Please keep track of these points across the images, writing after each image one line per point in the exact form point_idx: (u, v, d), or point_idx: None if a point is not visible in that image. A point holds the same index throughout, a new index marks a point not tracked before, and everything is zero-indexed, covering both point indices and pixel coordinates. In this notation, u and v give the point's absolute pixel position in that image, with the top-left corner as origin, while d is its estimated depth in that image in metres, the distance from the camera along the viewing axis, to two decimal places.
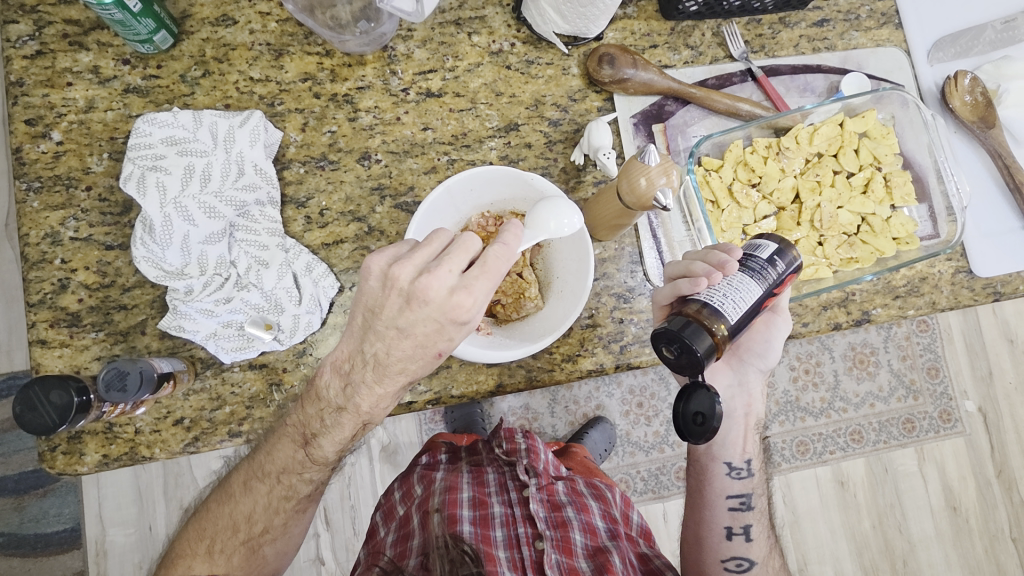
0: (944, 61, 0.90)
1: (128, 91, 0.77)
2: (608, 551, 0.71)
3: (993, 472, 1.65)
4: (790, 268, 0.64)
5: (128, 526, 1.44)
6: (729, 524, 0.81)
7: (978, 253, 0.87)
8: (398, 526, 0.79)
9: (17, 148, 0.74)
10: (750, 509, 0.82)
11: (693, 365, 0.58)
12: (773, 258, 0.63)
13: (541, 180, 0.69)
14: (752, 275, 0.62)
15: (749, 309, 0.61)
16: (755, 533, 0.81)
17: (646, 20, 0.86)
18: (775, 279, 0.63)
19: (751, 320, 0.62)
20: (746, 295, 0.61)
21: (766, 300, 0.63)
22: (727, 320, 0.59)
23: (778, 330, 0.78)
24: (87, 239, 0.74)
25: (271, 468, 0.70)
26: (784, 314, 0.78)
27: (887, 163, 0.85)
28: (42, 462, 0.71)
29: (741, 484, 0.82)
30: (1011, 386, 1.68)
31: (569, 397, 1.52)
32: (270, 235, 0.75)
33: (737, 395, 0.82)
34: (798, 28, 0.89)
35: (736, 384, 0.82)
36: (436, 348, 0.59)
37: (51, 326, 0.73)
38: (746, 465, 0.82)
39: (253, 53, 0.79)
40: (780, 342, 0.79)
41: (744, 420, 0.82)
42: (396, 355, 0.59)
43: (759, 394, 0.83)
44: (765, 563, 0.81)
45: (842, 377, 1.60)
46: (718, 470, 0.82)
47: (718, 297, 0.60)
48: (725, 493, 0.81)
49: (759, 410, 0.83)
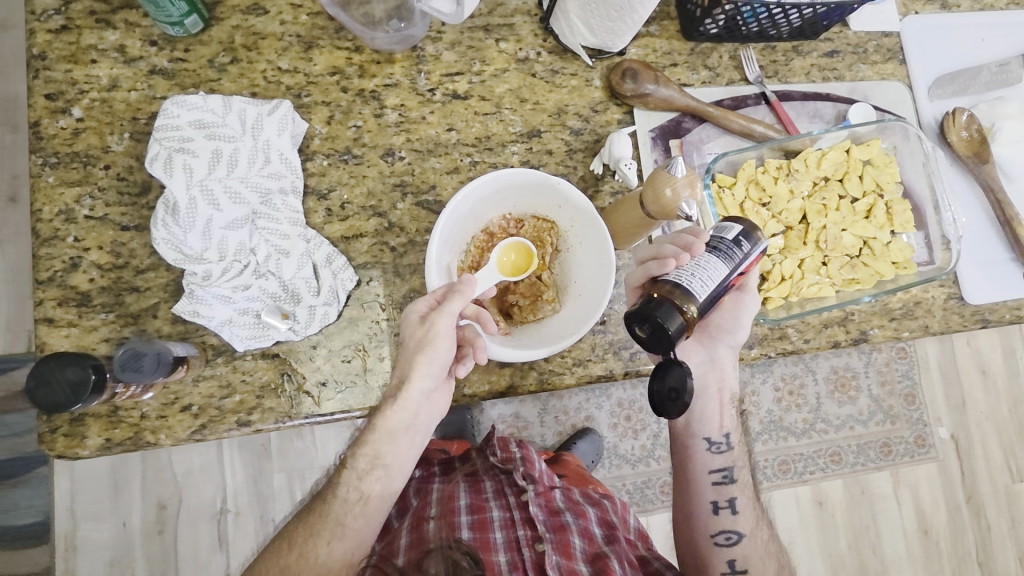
0: (943, 98, 0.95)
1: (154, 72, 0.76)
2: (607, 556, 0.67)
3: (964, 498, 1.71)
4: (757, 248, 0.65)
5: (101, 521, 1.40)
6: (714, 498, 0.82)
7: (970, 280, 0.91)
8: (386, 537, 0.76)
9: (35, 122, 0.73)
10: (733, 482, 0.83)
11: (664, 343, 0.60)
12: (739, 239, 0.64)
13: (567, 185, 0.70)
14: (720, 254, 0.64)
15: (717, 288, 0.62)
16: (740, 505, 0.82)
17: (668, 39, 0.89)
18: (743, 257, 0.65)
19: (717, 300, 0.64)
20: (714, 274, 0.62)
21: (734, 279, 0.65)
22: (696, 299, 0.61)
23: (748, 310, 0.79)
24: (103, 218, 0.73)
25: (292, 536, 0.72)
26: (753, 292, 0.79)
27: (889, 190, 0.89)
28: (40, 444, 0.69)
29: (720, 458, 0.83)
30: (982, 415, 1.74)
31: (558, 408, 1.53)
32: (292, 225, 0.74)
33: (709, 371, 0.83)
34: (810, 57, 0.93)
35: (708, 360, 0.82)
36: (401, 335, 0.68)
37: (59, 304, 0.71)
38: (725, 439, 0.83)
39: (282, 44, 0.80)
40: (750, 318, 0.79)
41: (718, 395, 0.84)
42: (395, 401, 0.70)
43: (733, 368, 0.83)
44: (754, 534, 0.82)
45: (824, 400, 1.64)
46: (699, 446, 0.83)
47: (687, 277, 0.62)
48: (707, 468, 0.83)
49: (733, 384, 0.84)
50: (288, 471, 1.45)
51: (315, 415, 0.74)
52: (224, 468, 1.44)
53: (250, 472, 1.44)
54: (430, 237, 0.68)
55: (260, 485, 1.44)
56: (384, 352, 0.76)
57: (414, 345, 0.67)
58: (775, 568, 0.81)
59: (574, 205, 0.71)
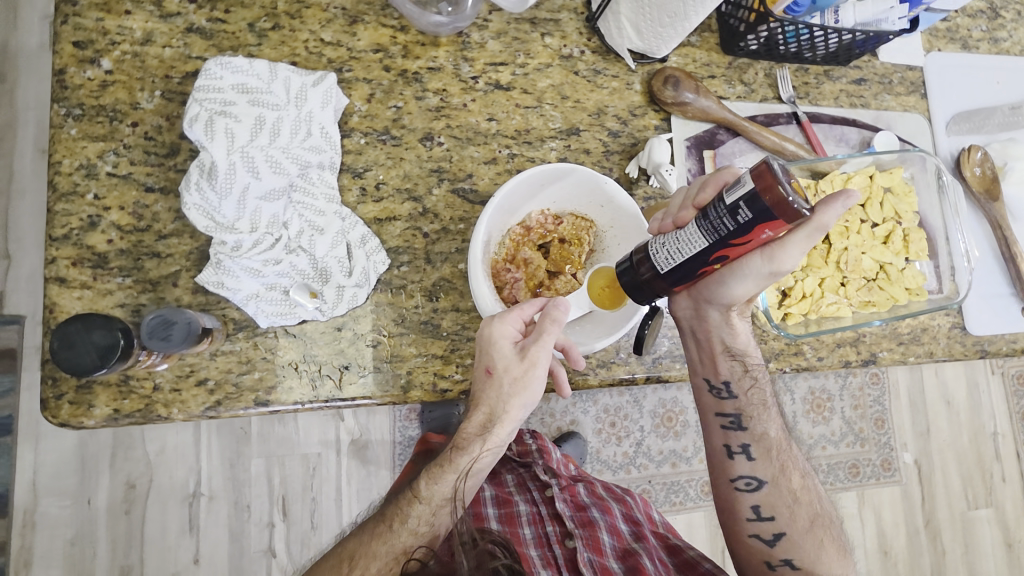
0: (959, 134, 0.99)
1: (191, 30, 0.73)
2: (638, 553, 0.66)
3: (922, 521, 1.78)
4: (758, 217, 0.55)
5: (65, 497, 1.33)
6: (726, 443, 0.79)
7: (973, 312, 0.95)
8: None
9: (60, 70, 0.69)
10: (741, 429, 0.78)
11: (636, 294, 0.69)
12: (733, 205, 0.56)
13: (614, 185, 0.70)
14: (705, 222, 0.59)
15: (690, 259, 0.60)
16: (756, 452, 0.77)
17: (708, 51, 0.90)
18: (733, 227, 0.57)
19: (704, 268, 0.61)
20: (687, 245, 0.60)
21: (726, 249, 0.59)
22: (659, 267, 0.63)
23: (753, 272, 0.68)
24: (126, 177, 0.70)
25: (346, 552, 0.64)
26: (765, 253, 0.66)
27: (907, 219, 0.91)
28: (43, 411, 0.65)
29: (724, 404, 0.79)
30: (945, 443, 1.81)
31: (545, 410, 1.53)
32: (328, 201, 0.72)
33: (696, 322, 0.77)
34: (840, 82, 0.95)
35: (693, 312, 0.77)
36: (483, 362, 0.63)
37: (74, 264, 0.67)
38: (724, 386, 0.78)
39: (327, 15, 0.77)
40: (748, 275, 0.68)
41: (712, 344, 0.78)
42: (471, 424, 0.64)
43: (722, 322, 0.76)
44: (776, 482, 0.77)
45: (800, 419, 1.69)
46: (700, 389, 0.80)
47: (659, 244, 0.63)
48: (711, 411, 0.80)
49: (728, 335, 0.77)
50: (268, 456, 1.39)
51: (336, 399, 0.72)
52: (200, 448, 1.38)
53: (227, 455, 1.38)
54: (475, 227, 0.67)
55: (236, 469, 1.38)
56: (411, 339, 0.74)
57: (502, 376, 0.62)
58: (807, 517, 0.76)
59: (619, 205, 0.71)
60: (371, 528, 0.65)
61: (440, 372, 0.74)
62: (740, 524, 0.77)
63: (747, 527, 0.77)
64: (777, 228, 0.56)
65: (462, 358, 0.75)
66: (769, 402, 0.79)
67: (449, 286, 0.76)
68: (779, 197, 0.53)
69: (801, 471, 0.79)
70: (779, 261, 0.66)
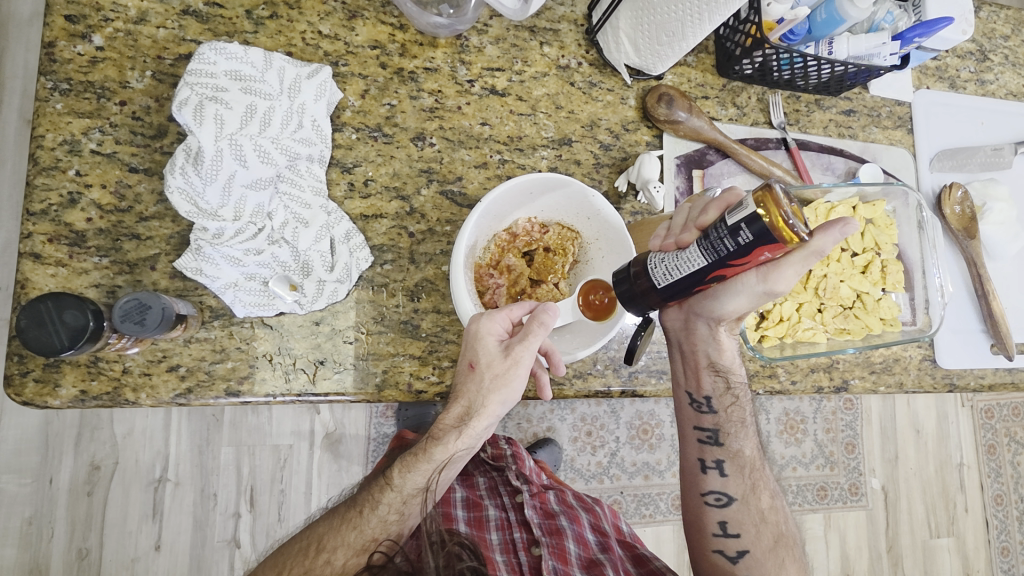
0: (942, 171, 1.01)
1: (187, 13, 0.72)
2: (602, 564, 0.65)
3: (885, 547, 1.80)
4: (755, 241, 0.55)
5: (25, 475, 1.30)
6: (701, 458, 0.79)
7: (944, 346, 0.97)
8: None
9: (49, 43, 0.68)
10: (718, 444, 0.79)
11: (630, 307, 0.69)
12: (736, 226, 0.56)
13: (602, 200, 0.70)
14: (705, 242, 0.59)
15: (686, 277, 0.61)
16: (729, 469, 0.78)
17: (703, 71, 0.91)
18: (733, 248, 0.57)
19: (701, 285, 0.62)
20: (684, 261, 0.61)
21: (726, 268, 0.59)
22: (655, 283, 0.63)
23: (747, 288, 0.70)
24: (110, 155, 0.69)
25: (315, 537, 0.66)
26: (758, 272, 0.68)
27: (886, 250, 0.93)
28: (7, 388, 0.64)
29: (704, 419, 0.79)
30: (911, 472, 1.84)
31: (522, 415, 1.53)
32: (314, 194, 0.71)
33: (685, 334, 0.79)
34: (830, 112, 0.96)
35: (683, 325, 0.79)
36: (467, 358, 0.64)
37: (49, 241, 0.66)
38: (706, 400, 0.79)
39: (326, 8, 0.77)
40: (742, 294, 0.71)
41: (699, 357, 0.79)
42: (448, 417, 0.65)
43: (713, 335, 0.77)
44: (745, 501, 0.77)
45: (773, 438, 1.71)
46: (681, 402, 0.81)
47: (658, 258, 0.63)
48: (691, 425, 0.80)
49: (716, 349, 0.78)
50: (238, 445, 1.37)
51: (309, 393, 0.71)
52: (169, 433, 1.36)
53: (196, 442, 1.37)
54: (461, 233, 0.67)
55: (205, 457, 1.37)
56: (389, 337, 0.74)
57: (484, 372, 0.62)
58: (772, 537, 0.77)
59: (604, 219, 0.72)
60: (343, 515, 0.67)
61: (416, 373, 0.74)
62: (706, 538, 0.77)
63: (713, 542, 0.77)
64: (777, 252, 0.57)
65: (440, 360, 0.75)
66: (747, 420, 0.80)
67: (431, 287, 0.76)
68: (781, 220, 0.53)
69: (772, 493, 0.79)
70: (772, 281, 0.68)
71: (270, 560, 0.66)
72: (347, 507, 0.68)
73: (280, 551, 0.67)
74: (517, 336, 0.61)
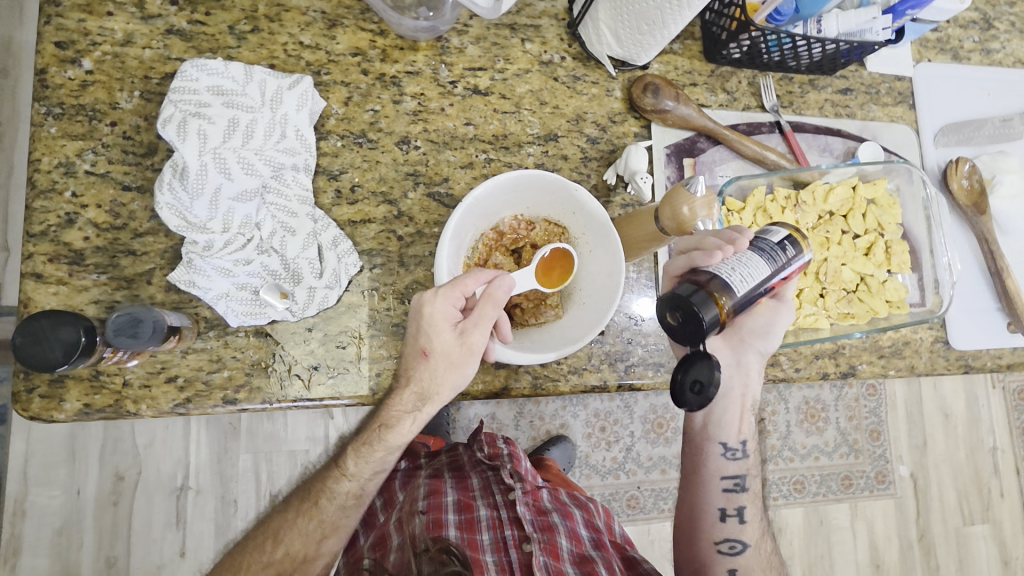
0: (948, 145, 0.98)
1: (171, 32, 0.74)
2: (594, 560, 0.66)
3: (916, 535, 1.76)
4: (799, 258, 0.67)
5: (55, 487, 1.35)
6: (723, 506, 0.80)
7: (956, 325, 0.93)
8: (376, 531, 0.75)
9: (41, 70, 0.70)
10: (744, 491, 0.80)
11: (695, 333, 0.60)
12: (783, 243, 0.66)
13: (584, 193, 0.70)
14: (764, 254, 0.64)
15: (757, 285, 0.62)
16: (748, 515, 0.80)
17: (690, 58, 0.90)
18: (786, 260, 0.65)
19: (756, 299, 0.64)
20: (754, 271, 0.63)
21: (774, 282, 0.65)
22: (734, 293, 0.61)
23: (778, 323, 0.77)
24: (104, 175, 0.71)
25: (272, 529, 0.72)
26: (788, 303, 0.77)
27: (889, 231, 0.91)
28: (15, 404, 0.66)
29: (735, 465, 0.80)
30: (941, 458, 1.78)
31: (535, 413, 1.53)
32: (301, 203, 0.72)
33: (735, 374, 0.79)
34: (825, 92, 0.94)
35: (734, 364, 0.80)
36: (423, 345, 0.65)
37: (50, 261, 0.68)
38: (741, 446, 0.80)
39: (306, 19, 0.78)
40: (781, 329, 0.77)
41: (739, 400, 0.80)
42: (401, 399, 0.67)
43: (757, 374, 0.80)
44: (758, 546, 0.80)
45: (794, 428, 1.67)
46: (714, 451, 0.80)
47: (726, 270, 0.62)
48: (720, 474, 0.80)
49: (756, 392, 0.81)
50: (256, 452, 1.40)
51: (304, 398, 0.72)
52: (189, 442, 1.40)
53: (215, 450, 1.40)
54: (444, 231, 0.68)
55: (223, 464, 1.40)
56: (381, 341, 0.75)
57: (439, 359, 0.64)
58: None
59: (589, 213, 0.71)
60: (299, 505, 0.73)
61: None
62: None
63: None
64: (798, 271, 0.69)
65: None
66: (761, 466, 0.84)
67: (421, 288, 0.77)
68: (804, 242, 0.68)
69: (772, 539, 0.83)
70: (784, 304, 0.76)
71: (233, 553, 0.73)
72: (304, 496, 0.73)
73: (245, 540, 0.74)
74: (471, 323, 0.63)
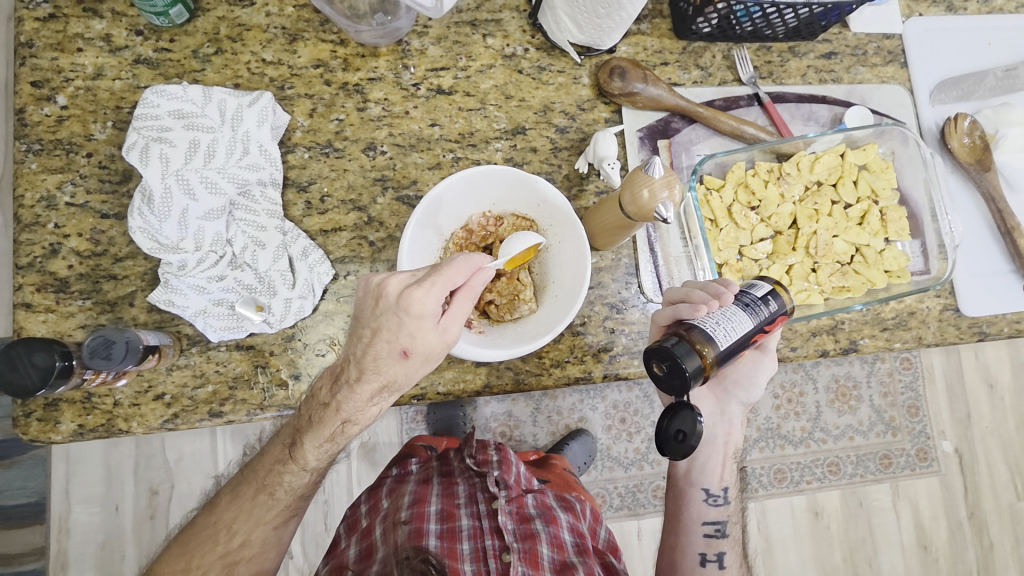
0: (945, 103, 0.93)
1: (139, 62, 0.76)
2: (575, 568, 0.66)
3: (965, 514, 1.60)
4: (782, 311, 0.65)
5: (94, 504, 1.37)
6: (703, 550, 0.80)
7: (967, 291, 0.88)
8: (360, 539, 0.74)
9: (20, 109, 0.74)
10: (724, 537, 0.81)
11: (681, 385, 0.58)
12: (766, 297, 0.64)
13: (545, 184, 0.69)
14: (747, 308, 0.63)
15: (741, 340, 0.61)
16: (728, 561, 0.80)
17: (659, 37, 0.87)
18: (770, 313, 0.64)
19: (741, 351, 0.62)
20: (737, 325, 0.61)
21: (758, 335, 0.63)
22: (717, 345, 0.59)
23: (762, 372, 0.77)
24: (83, 206, 0.74)
25: (220, 523, 0.70)
26: (772, 353, 0.77)
27: (883, 197, 0.87)
28: (15, 428, 0.70)
29: (716, 512, 0.81)
30: (988, 431, 1.62)
31: (552, 408, 1.45)
32: (270, 217, 0.75)
33: (718, 424, 0.81)
34: (807, 58, 0.90)
35: (717, 413, 0.81)
36: (400, 344, 0.60)
37: (38, 290, 0.72)
38: (723, 493, 0.81)
39: (267, 36, 0.79)
40: (764, 379, 0.78)
41: (723, 448, 0.82)
42: (362, 393, 0.64)
43: (740, 424, 0.82)
44: None
45: (823, 408, 1.53)
46: (696, 496, 0.81)
47: (710, 323, 0.61)
48: (701, 519, 0.81)
49: (739, 440, 0.82)
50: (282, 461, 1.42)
51: (287, 407, 0.74)
52: (218, 455, 1.41)
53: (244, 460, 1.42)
54: (407, 222, 0.68)
55: None
56: None
57: (419, 359, 0.61)
58: None
59: (552, 204, 0.71)
60: (251, 497, 0.71)
61: None
62: None
63: None
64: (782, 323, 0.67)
65: None
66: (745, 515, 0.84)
67: None
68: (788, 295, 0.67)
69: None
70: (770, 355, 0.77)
71: (175, 546, 0.71)
72: (252, 484, 0.71)
73: (187, 531, 0.72)
74: (454, 317, 0.60)
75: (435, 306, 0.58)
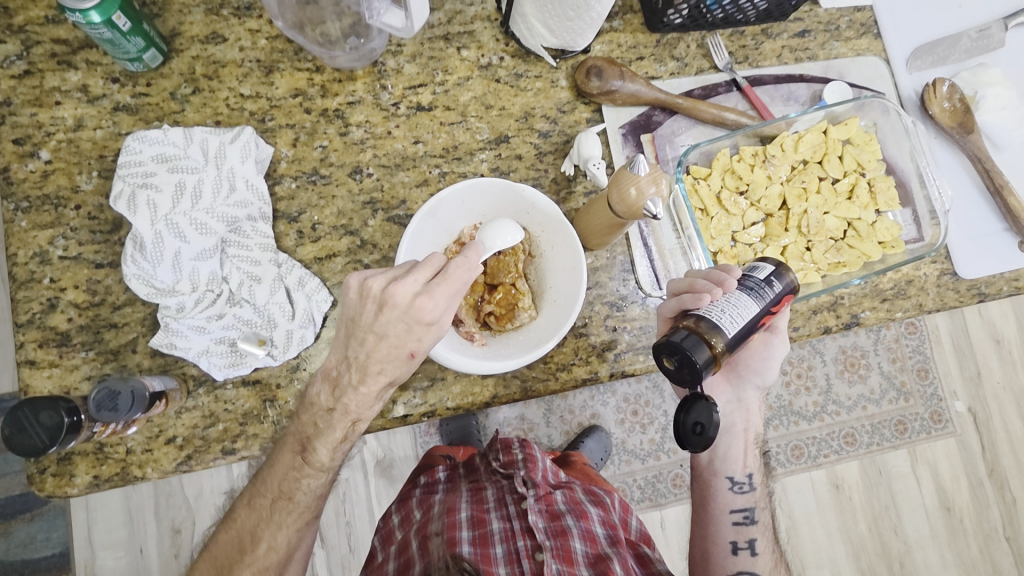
0: (922, 69, 0.93)
1: (118, 109, 0.77)
2: (609, 558, 0.67)
3: (986, 472, 1.59)
4: (787, 289, 0.65)
5: (120, 548, 1.34)
6: (734, 538, 0.80)
7: (963, 253, 0.88)
8: (397, 554, 0.73)
9: (5, 168, 0.74)
10: (754, 523, 0.81)
11: (694, 377, 0.59)
12: (769, 279, 0.64)
13: (533, 191, 0.70)
14: (750, 292, 0.63)
15: (747, 325, 0.61)
16: (760, 546, 0.80)
17: (632, 33, 0.87)
18: (773, 296, 0.63)
19: (751, 335, 0.62)
20: (744, 311, 0.61)
21: (765, 318, 0.63)
22: (725, 334, 0.59)
23: (775, 353, 0.78)
24: (76, 257, 0.74)
25: (245, 531, 0.70)
26: (783, 334, 0.78)
27: (870, 169, 0.87)
28: (30, 485, 0.70)
29: (742, 498, 0.81)
30: (1000, 386, 1.62)
31: (564, 407, 1.46)
32: (262, 250, 0.76)
33: (736, 411, 0.82)
34: (781, 39, 0.90)
35: (735, 400, 0.82)
36: (408, 348, 0.62)
37: (40, 346, 0.72)
38: (748, 479, 0.81)
39: (243, 70, 0.79)
40: (778, 360, 0.79)
41: (743, 434, 0.82)
42: (368, 392, 0.64)
43: (758, 409, 0.83)
44: None
45: (834, 381, 1.54)
46: (720, 485, 0.81)
47: (716, 312, 0.61)
48: (729, 508, 0.81)
49: (759, 425, 0.82)
50: None
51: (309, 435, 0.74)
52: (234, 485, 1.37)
53: None
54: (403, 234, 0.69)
55: None
56: None
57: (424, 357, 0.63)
58: None
59: (541, 210, 0.71)
60: (270, 505, 0.70)
61: (396, 400, 0.76)
62: None
63: None
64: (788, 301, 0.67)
65: (419, 382, 0.77)
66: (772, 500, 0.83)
67: None
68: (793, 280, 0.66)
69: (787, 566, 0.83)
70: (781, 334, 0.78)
71: (204, 560, 0.71)
72: (267, 493, 0.70)
73: (214, 542, 0.72)
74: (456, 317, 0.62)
75: (445, 310, 0.60)
